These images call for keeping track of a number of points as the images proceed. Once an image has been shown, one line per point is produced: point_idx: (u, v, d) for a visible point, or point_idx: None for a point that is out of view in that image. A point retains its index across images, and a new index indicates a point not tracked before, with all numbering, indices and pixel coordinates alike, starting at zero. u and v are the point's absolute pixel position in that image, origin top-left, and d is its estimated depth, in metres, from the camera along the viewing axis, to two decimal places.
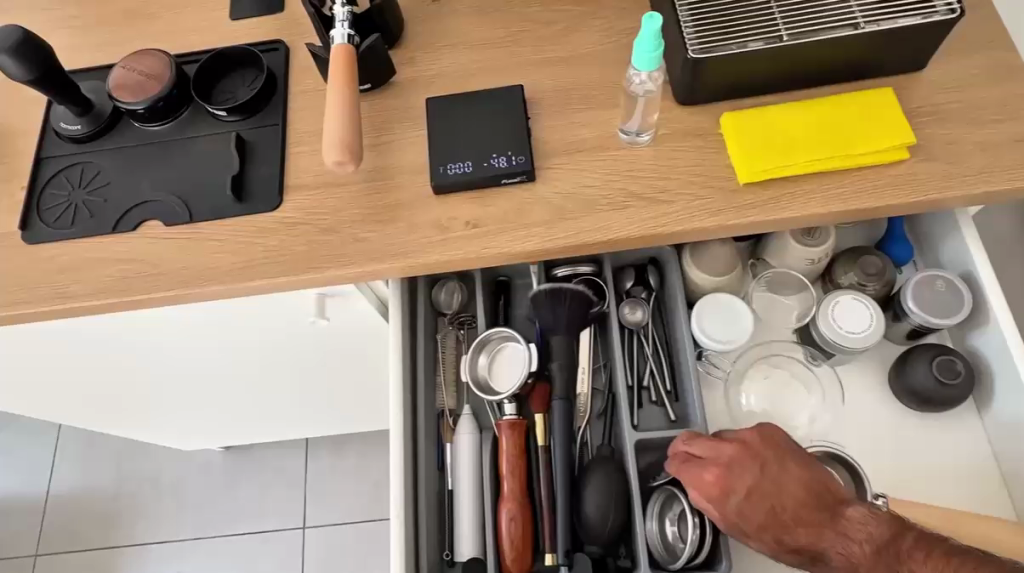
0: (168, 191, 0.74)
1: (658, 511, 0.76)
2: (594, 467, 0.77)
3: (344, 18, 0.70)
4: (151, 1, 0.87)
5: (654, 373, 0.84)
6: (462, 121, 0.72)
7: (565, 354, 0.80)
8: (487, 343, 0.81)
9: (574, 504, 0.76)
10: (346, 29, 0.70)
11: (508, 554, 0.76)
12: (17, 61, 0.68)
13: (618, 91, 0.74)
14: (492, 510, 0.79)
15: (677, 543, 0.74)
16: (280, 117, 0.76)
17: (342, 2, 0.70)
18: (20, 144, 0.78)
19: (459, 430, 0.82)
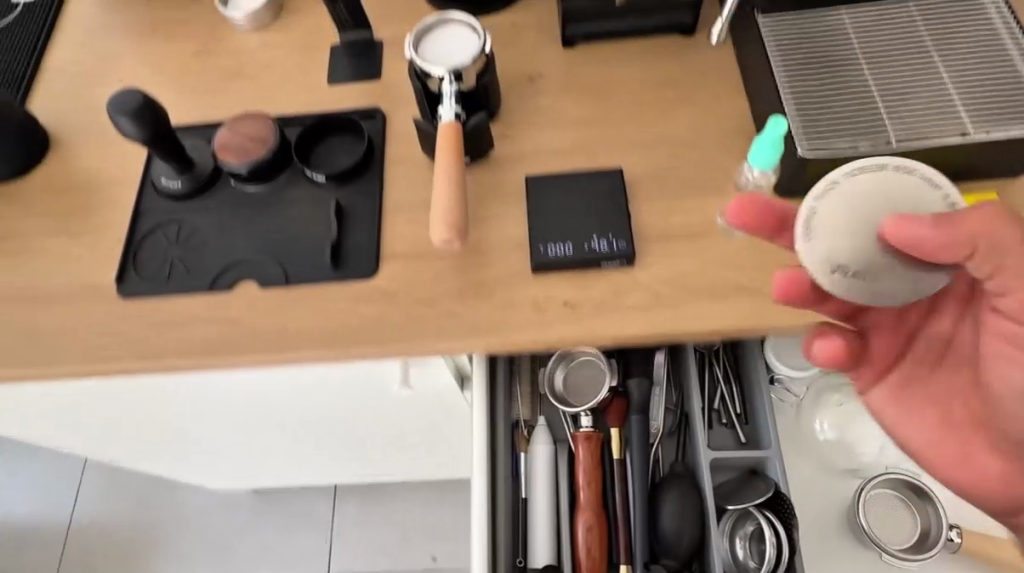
0: (265, 252, 0.75)
1: (729, 528, 0.80)
2: (670, 483, 0.81)
3: (452, 97, 0.71)
4: (249, 61, 0.89)
5: (724, 398, 0.88)
6: (562, 200, 0.73)
7: (644, 370, 0.83)
8: (567, 356, 0.84)
9: (651, 519, 0.80)
10: (453, 107, 0.72)
11: (586, 563, 0.79)
12: (135, 123, 0.69)
13: (715, 177, 0.74)
14: (569, 520, 0.83)
15: (748, 559, 0.78)
16: (378, 185, 0.77)
17: (452, 81, 0.71)
18: (119, 198, 0.80)
19: (536, 441, 0.84)
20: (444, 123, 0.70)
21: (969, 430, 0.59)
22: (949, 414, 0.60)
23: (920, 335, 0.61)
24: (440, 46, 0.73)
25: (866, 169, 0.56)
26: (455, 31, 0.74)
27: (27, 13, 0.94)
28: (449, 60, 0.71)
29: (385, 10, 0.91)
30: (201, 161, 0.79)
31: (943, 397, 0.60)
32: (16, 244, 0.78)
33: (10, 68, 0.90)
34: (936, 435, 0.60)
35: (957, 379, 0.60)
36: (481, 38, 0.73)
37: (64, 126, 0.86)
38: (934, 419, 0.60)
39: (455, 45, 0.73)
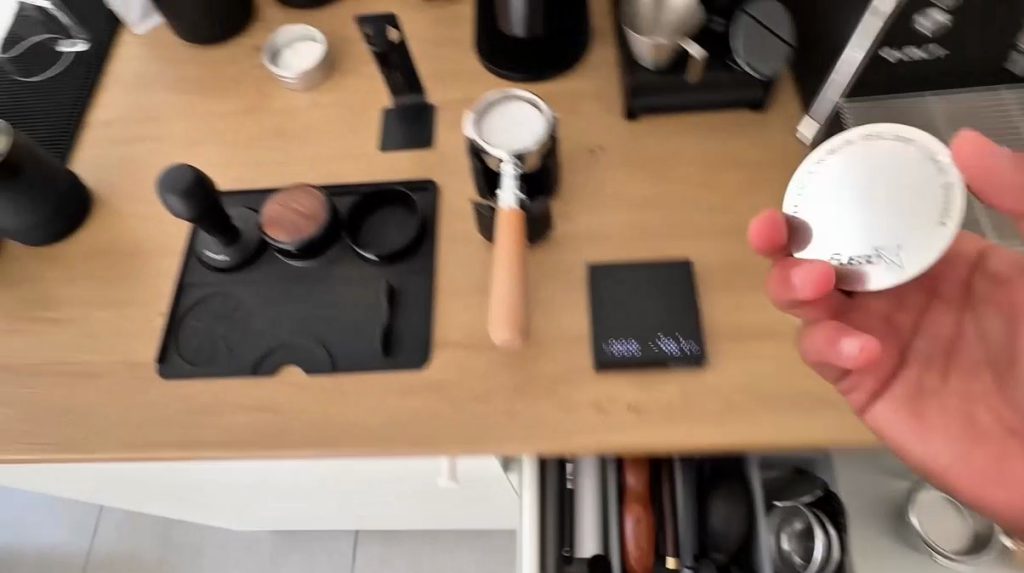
0: (311, 335, 0.71)
1: (777, 525, 0.91)
2: (721, 482, 0.85)
3: (515, 181, 0.68)
4: (298, 121, 0.86)
5: None
6: (626, 292, 0.69)
7: None
8: None
9: (700, 516, 0.84)
10: (515, 191, 0.68)
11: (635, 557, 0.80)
12: (186, 203, 0.67)
13: None
14: (616, 513, 0.83)
15: (794, 556, 0.89)
16: (430, 265, 0.74)
17: (515, 164, 0.67)
18: (161, 267, 0.77)
19: None
20: (506, 207, 0.67)
21: (988, 440, 0.55)
22: (974, 428, 0.56)
23: (921, 344, 0.59)
24: (502, 123, 0.70)
25: (839, 146, 0.58)
26: (515, 106, 0.71)
27: (75, 65, 0.93)
28: (513, 141, 0.68)
29: (440, 73, 0.87)
30: (248, 233, 0.76)
31: (960, 410, 0.57)
32: (55, 313, 0.76)
33: (57, 123, 0.88)
34: (955, 448, 0.56)
35: (973, 383, 0.57)
36: (543, 116, 0.70)
37: (107, 185, 0.84)
38: (952, 432, 0.56)
39: (516, 123, 0.70)
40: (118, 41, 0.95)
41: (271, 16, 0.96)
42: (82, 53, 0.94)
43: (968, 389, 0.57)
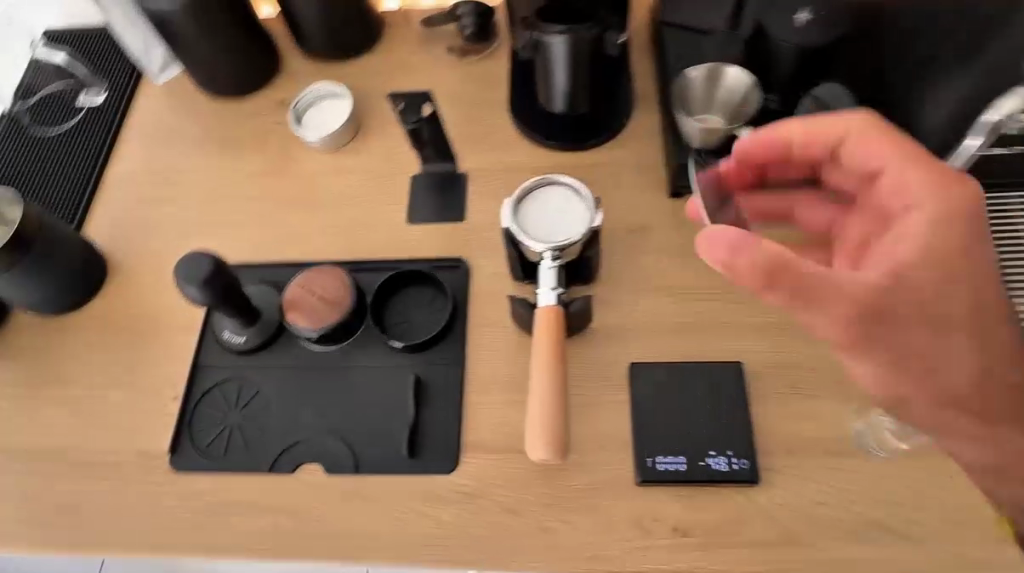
0: (332, 429, 0.67)
1: None
2: None
3: (554, 278, 0.63)
4: (323, 186, 0.82)
5: None
6: (672, 397, 0.64)
7: None
8: None
9: None
10: (555, 289, 0.63)
11: None
12: (203, 291, 0.62)
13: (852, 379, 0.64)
14: None
15: None
16: (460, 355, 0.69)
17: (556, 260, 0.63)
18: (176, 346, 0.73)
19: None
20: (543, 305, 0.63)
21: (969, 317, 0.54)
22: (934, 306, 0.54)
23: (903, 248, 0.55)
24: (546, 209, 0.66)
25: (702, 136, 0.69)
26: (563, 191, 0.67)
27: (92, 118, 0.89)
28: (553, 233, 0.64)
29: (473, 139, 0.83)
30: (266, 312, 0.72)
31: (934, 289, 0.53)
32: (64, 393, 0.72)
33: (72, 182, 0.85)
34: (949, 413, 0.55)
35: (963, 341, 0.54)
36: (590, 207, 0.65)
37: (121, 252, 0.80)
38: (933, 373, 0.54)
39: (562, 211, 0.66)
40: (137, 93, 0.91)
41: (296, 69, 0.91)
42: (100, 106, 0.90)
43: (948, 281, 0.53)
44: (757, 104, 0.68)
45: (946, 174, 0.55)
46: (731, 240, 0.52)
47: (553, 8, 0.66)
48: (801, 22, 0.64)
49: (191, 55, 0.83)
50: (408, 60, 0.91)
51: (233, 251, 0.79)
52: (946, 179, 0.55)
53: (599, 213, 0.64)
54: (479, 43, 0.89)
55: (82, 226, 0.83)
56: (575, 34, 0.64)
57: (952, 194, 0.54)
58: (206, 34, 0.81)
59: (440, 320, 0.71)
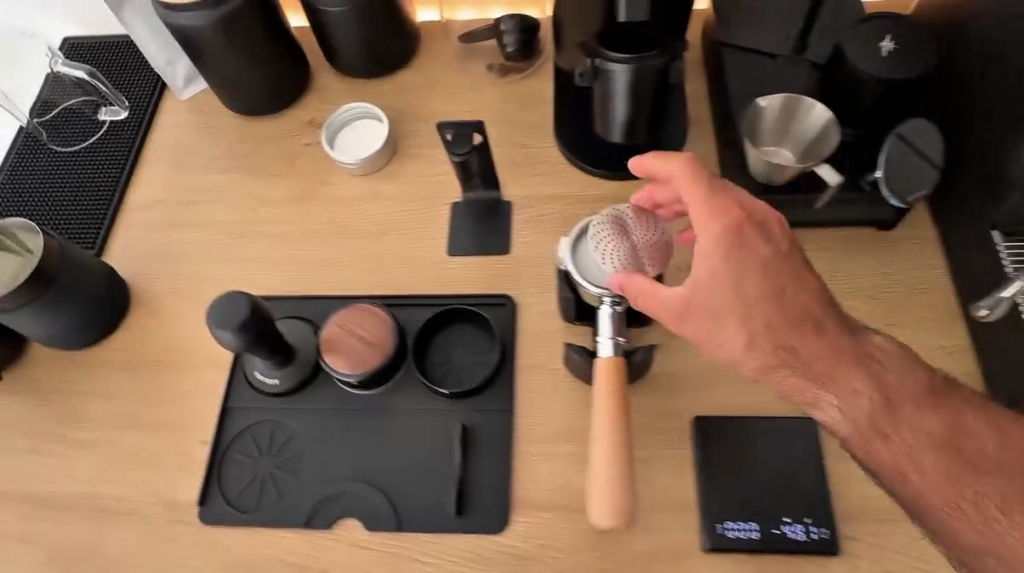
0: (371, 480, 0.63)
1: None
2: None
3: (615, 326, 0.59)
4: (358, 212, 0.78)
5: None
6: (742, 456, 0.59)
7: None
8: None
9: None
10: (615, 338, 0.59)
11: None
12: (239, 335, 0.58)
13: None
14: None
15: None
16: (507, 402, 0.65)
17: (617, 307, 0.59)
18: (202, 384, 0.69)
19: None
20: (604, 355, 0.58)
21: (768, 302, 0.52)
22: (781, 301, 0.52)
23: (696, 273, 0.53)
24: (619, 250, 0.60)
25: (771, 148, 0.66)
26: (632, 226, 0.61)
27: (113, 136, 0.85)
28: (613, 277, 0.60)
29: (516, 165, 0.78)
30: (301, 351, 0.68)
31: (762, 284, 0.52)
32: (85, 434, 0.68)
33: (93, 205, 0.81)
34: (851, 423, 0.50)
35: (744, 320, 0.52)
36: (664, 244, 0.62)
37: (144, 280, 0.76)
38: (797, 375, 0.51)
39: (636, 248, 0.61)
40: (161, 110, 0.87)
41: (327, 86, 0.87)
42: (122, 122, 0.86)
43: (787, 289, 0.52)
44: (837, 141, 0.62)
45: (730, 209, 0.53)
46: (638, 284, 0.55)
47: (613, 31, 0.61)
48: (885, 51, 0.60)
49: (219, 73, 0.79)
50: (446, 77, 0.86)
51: (262, 282, 0.74)
52: (732, 213, 0.53)
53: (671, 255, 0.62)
54: (523, 61, 0.84)
55: (103, 252, 0.79)
56: (643, 63, 0.59)
57: (706, 224, 0.53)
58: (237, 52, 0.76)
59: (485, 363, 0.67)
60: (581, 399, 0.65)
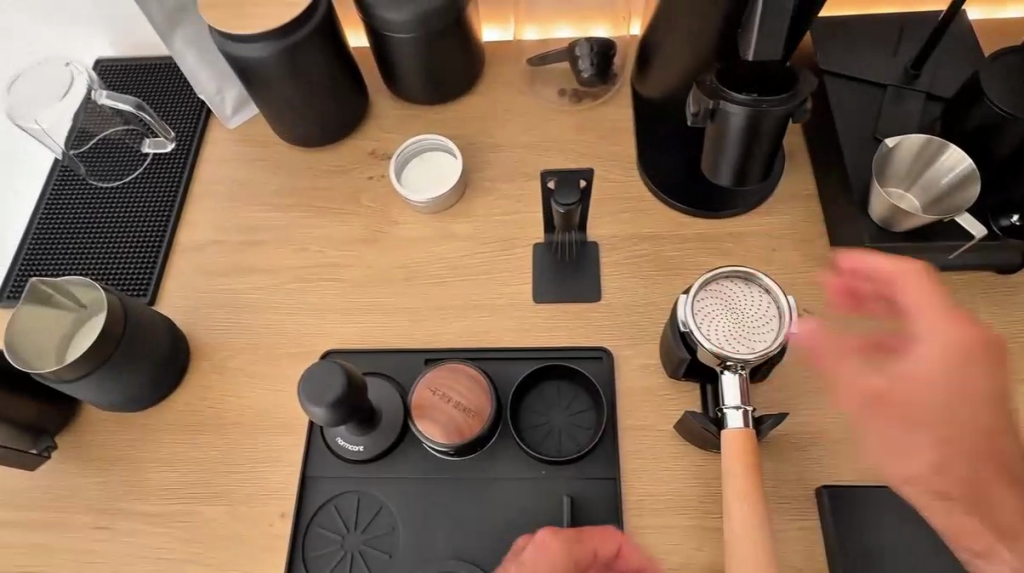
0: (471, 558, 0.58)
1: None
2: None
3: (743, 393, 0.55)
4: (432, 253, 0.72)
5: None
6: (877, 532, 0.57)
7: None
8: None
9: None
10: (744, 406, 0.54)
11: None
12: (332, 410, 0.53)
13: None
14: None
15: None
16: (614, 468, 0.60)
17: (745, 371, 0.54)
18: (276, 449, 0.64)
19: None
20: (733, 427, 0.54)
21: (979, 436, 0.53)
22: (990, 439, 0.53)
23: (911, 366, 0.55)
24: (725, 323, 0.56)
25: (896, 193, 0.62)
26: (735, 296, 0.56)
27: (156, 171, 0.79)
28: (738, 339, 0.55)
29: (598, 201, 0.73)
30: (386, 413, 0.63)
31: (984, 420, 0.53)
32: (150, 506, 0.63)
33: (142, 248, 0.75)
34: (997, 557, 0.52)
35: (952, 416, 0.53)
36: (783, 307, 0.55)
37: (202, 331, 0.70)
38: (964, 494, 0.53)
39: (745, 320, 0.56)
40: (209, 140, 0.81)
41: (386, 113, 0.81)
42: (168, 155, 0.80)
43: (1002, 433, 0.53)
44: (976, 197, 0.58)
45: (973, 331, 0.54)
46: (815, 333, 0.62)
47: (732, 70, 0.56)
48: None
49: (278, 104, 0.73)
50: (516, 102, 0.80)
51: (331, 332, 0.69)
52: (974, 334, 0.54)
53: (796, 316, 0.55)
54: (599, 85, 0.79)
55: (156, 300, 0.73)
56: (769, 104, 0.54)
57: (943, 334, 0.54)
58: (299, 82, 0.70)
59: (586, 425, 0.62)
60: (693, 465, 0.60)
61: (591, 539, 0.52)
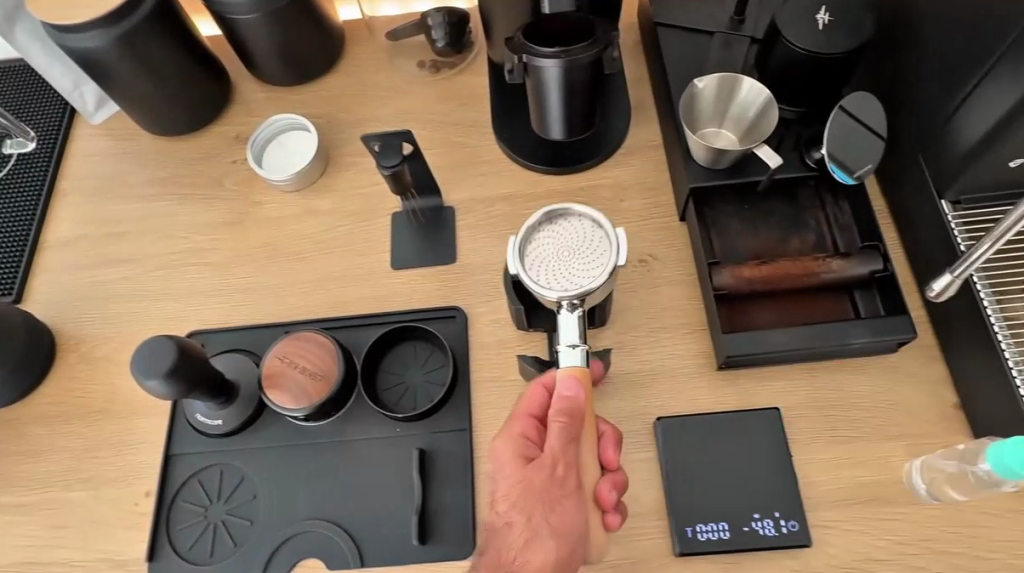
0: (330, 518, 0.60)
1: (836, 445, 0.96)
2: None
3: (578, 327, 0.56)
4: (293, 230, 0.73)
5: None
6: (713, 455, 0.58)
7: None
8: None
9: None
10: (578, 343, 0.56)
11: None
12: (174, 385, 0.55)
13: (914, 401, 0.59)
14: None
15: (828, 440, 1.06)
16: (466, 419, 0.62)
17: (577, 308, 0.56)
18: (141, 431, 0.65)
19: None
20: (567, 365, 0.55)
21: None
22: None
23: None
24: (555, 266, 0.57)
25: (711, 132, 0.65)
26: (561, 232, 0.58)
27: (20, 172, 0.79)
28: (571, 277, 0.56)
29: (455, 167, 0.75)
30: (242, 385, 0.64)
31: None
32: (19, 496, 0.64)
33: (7, 247, 0.75)
34: None
35: None
36: (611, 238, 0.57)
37: (69, 324, 0.71)
38: None
39: (574, 258, 0.57)
40: (72, 139, 0.81)
41: (249, 97, 0.82)
42: (31, 155, 0.80)
43: None
44: (771, 131, 0.62)
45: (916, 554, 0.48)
46: None
47: (537, 25, 0.58)
48: (820, 24, 0.58)
49: (128, 96, 0.73)
50: (376, 78, 0.81)
51: (196, 315, 0.70)
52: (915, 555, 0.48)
53: (622, 246, 0.56)
54: (455, 55, 0.80)
55: (23, 299, 0.73)
56: (569, 58, 0.56)
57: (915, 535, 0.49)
58: (145, 71, 0.71)
59: (440, 382, 0.63)
60: None
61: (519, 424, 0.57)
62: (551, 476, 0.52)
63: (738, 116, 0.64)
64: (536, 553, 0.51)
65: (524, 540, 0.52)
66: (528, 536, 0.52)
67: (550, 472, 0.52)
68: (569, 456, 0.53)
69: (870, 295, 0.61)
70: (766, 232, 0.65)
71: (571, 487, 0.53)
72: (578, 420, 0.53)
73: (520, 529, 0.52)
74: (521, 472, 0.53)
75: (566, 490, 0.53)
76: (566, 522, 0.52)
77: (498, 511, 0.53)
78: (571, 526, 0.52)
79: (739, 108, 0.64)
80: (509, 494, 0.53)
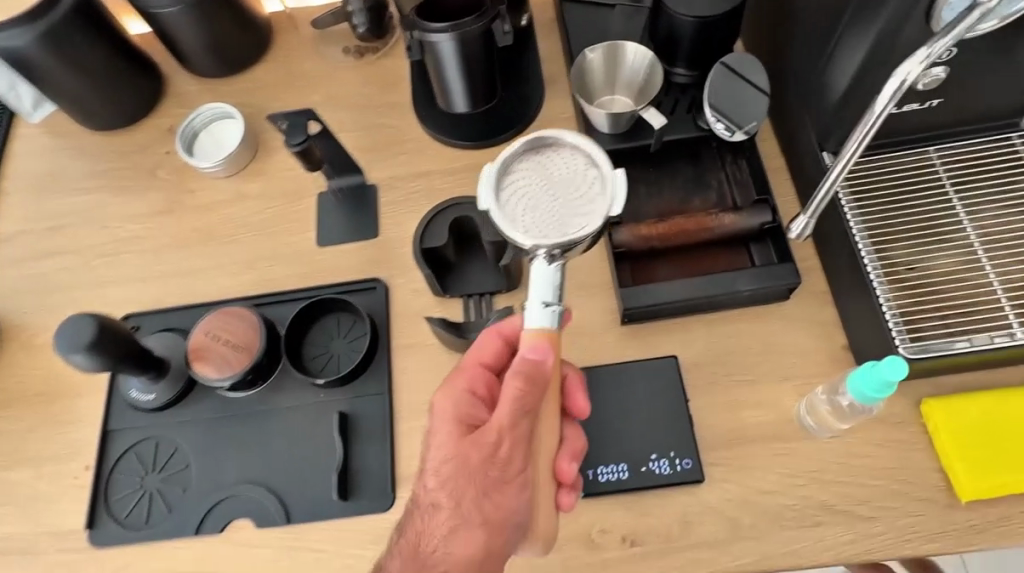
0: (258, 481, 0.63)
1: None
2: None
3: (557, 283, 0.51)
4: (224, 215, 0.76)
5: None
6: (614, 403, 0.61)
7: None
8: None
9: None
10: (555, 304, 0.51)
11: None
12: (92, 358, 0.58)
13: (805, 344, 0.63)
14: None
15: None
16: (386, 383, 0.65)
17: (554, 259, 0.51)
18: (82, 411, 0.68)
19: None
20: (537, 326, 0.50)
21: None
22: None
23: None
24: (544, 206, 0.53)
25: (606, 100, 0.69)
26: (555, 168, 0.54)
27: None
28: (564, 219, 0.52)
29: (378, 147, 0.78)
30: (174, 362, 0.67)
31: None
32: None
33: None
34: None
35: None
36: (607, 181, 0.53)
37: (13, 314, 0.74)
38: None
39: (564, 198, 0.53)
40: (13, 138, 0.84)
41: (181, 90, 0.84)
42: None
43: None
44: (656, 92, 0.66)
45: None
46: None
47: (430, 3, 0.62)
48: None
49: (60, 93, 0.76)
50: (303, 66, 0.84)
51: (132, 300, 0.73)
52: None
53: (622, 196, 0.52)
54: (377, 40, 0.83)
55: None
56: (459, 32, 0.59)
57: None
58: (73, 66, 0.73)
59: (363, 350, 0.66)
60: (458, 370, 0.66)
61: (465, 380, 0.56)
62: (488, 458, 0.51)
63: (629, 82, 0.68)
64: (461, 540, 0.52)
65: (450, 525, 0.52)
66: (455, 523, 0.52)
67: (489, 451, 0.51)
68: (515, 434, 0.51)
69: (763, 247, 0.65)
70: (667, 192, 0.68)
71: (516, 471, 0.52)
72: (535, 396, 0.50)
73: (447, 512, 0.52)
74: (461, 445, 0.53)
75: (509, 473, 0.52)
76: (501, 507, 0.52)
77: (428, 489, 0.53)
78: (506, 510, 0.52)
79: (628, 76, 0.68)
80: (445, 469, 0.53)
